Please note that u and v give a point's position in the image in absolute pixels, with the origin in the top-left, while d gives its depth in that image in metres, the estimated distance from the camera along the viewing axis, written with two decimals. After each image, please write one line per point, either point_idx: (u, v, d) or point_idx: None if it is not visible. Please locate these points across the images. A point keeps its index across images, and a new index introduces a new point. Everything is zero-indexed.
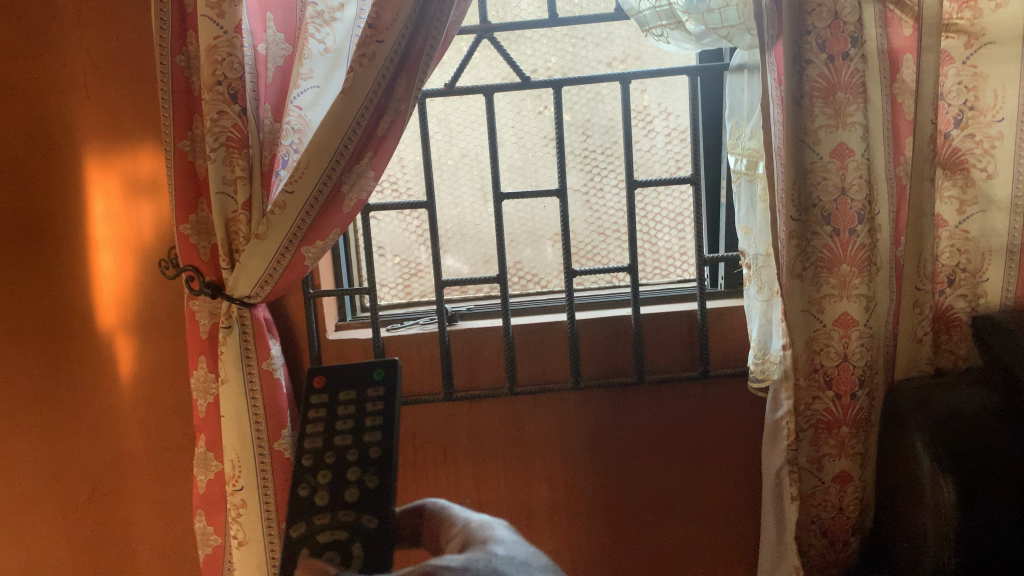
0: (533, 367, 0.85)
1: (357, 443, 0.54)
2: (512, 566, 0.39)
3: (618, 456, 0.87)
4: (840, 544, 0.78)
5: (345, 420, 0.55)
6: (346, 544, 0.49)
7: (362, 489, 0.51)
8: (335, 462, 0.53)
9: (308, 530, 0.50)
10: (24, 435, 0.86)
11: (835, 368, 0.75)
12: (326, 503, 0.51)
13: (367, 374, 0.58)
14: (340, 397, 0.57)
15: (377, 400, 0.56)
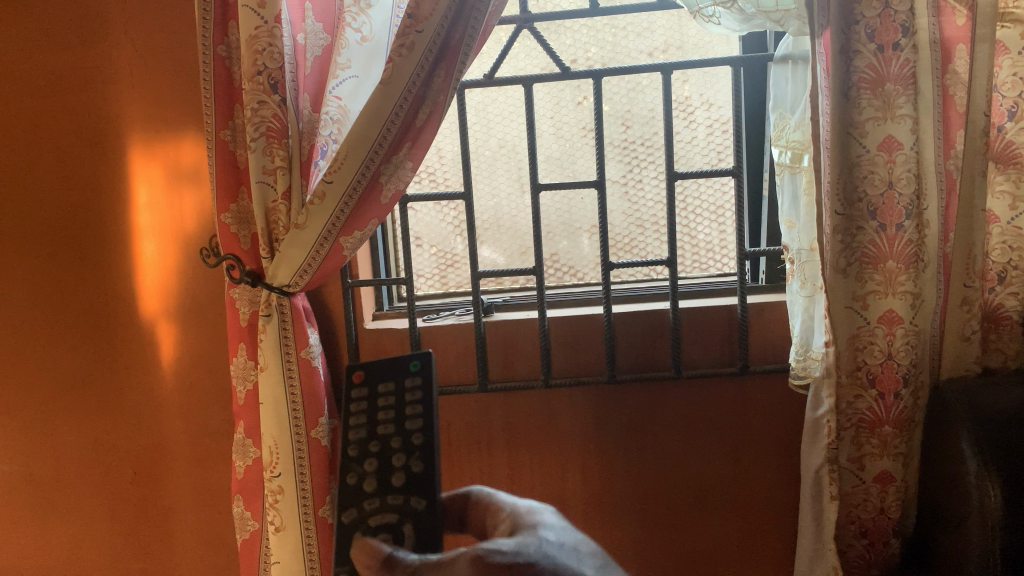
0: (569, 359, 0.85)
1: (399, 431, 0.54)
2: (562, 552, 0.44)
3: (653, 450, 0.86)
4: (879, 545, 0.77)
5: (387, 409, 0.56)
6: (398, 527, 0.49)
7: (408, 474, 0.52)
8: (380, 450, 0.54)
9: (361, 515, 0.51)
10: (68, 417, 0.88)
11: (879, 366, 0.73)
12: (375, 489, 0.52)
13: (403, 367, 0.58)
14: (380, 387, 0.57)
15: (416, 389, 0.56)
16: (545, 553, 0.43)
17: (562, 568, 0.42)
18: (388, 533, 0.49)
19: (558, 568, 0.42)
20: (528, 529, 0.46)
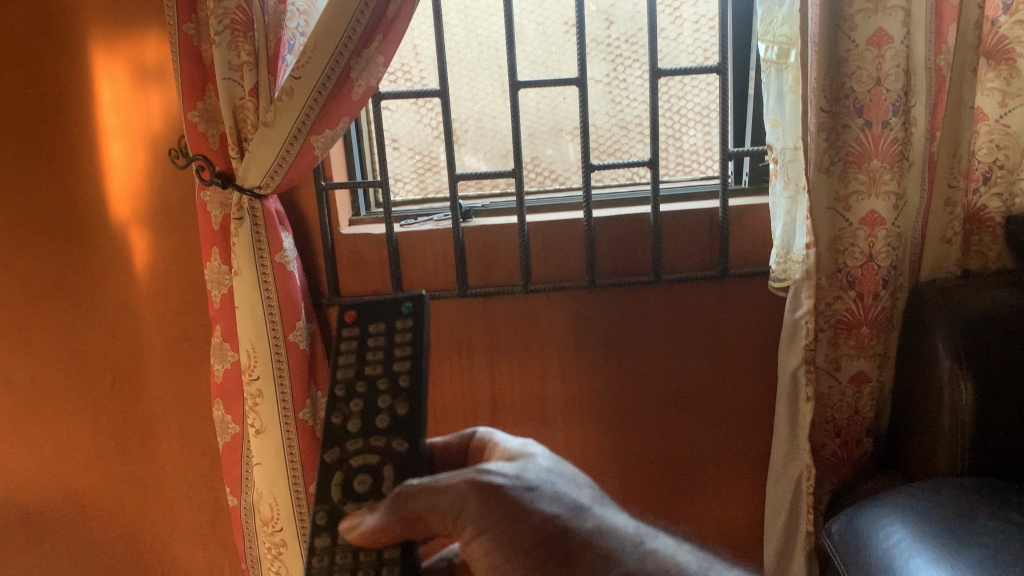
0: (548, 264, 0.83)
1: (386, 372, 0.52)
2: (560, 479, 0.46)
3: (632, 352, 0.86)
4: (853, 444, 0.79)
5: (377, 349, 0.53)
6: (380, 469, 0.48)
7: (393, 417, 0.50)
8: (367, 392, 0.51)
9: (343, 456, 0.49)
10: (44, 323, 0.87)
11: (859, 269, 0.73)
12: (359, 431, 0.50)
13: (394, 307, 0.55)
14: (370, 328, 0.54)
15: (406, 332, 0.54)
16: (545, 479, 0.45)
17: (560, 494, 0.44)
18: (368, 477, 0.48)
19: (557, 494, 0.44)
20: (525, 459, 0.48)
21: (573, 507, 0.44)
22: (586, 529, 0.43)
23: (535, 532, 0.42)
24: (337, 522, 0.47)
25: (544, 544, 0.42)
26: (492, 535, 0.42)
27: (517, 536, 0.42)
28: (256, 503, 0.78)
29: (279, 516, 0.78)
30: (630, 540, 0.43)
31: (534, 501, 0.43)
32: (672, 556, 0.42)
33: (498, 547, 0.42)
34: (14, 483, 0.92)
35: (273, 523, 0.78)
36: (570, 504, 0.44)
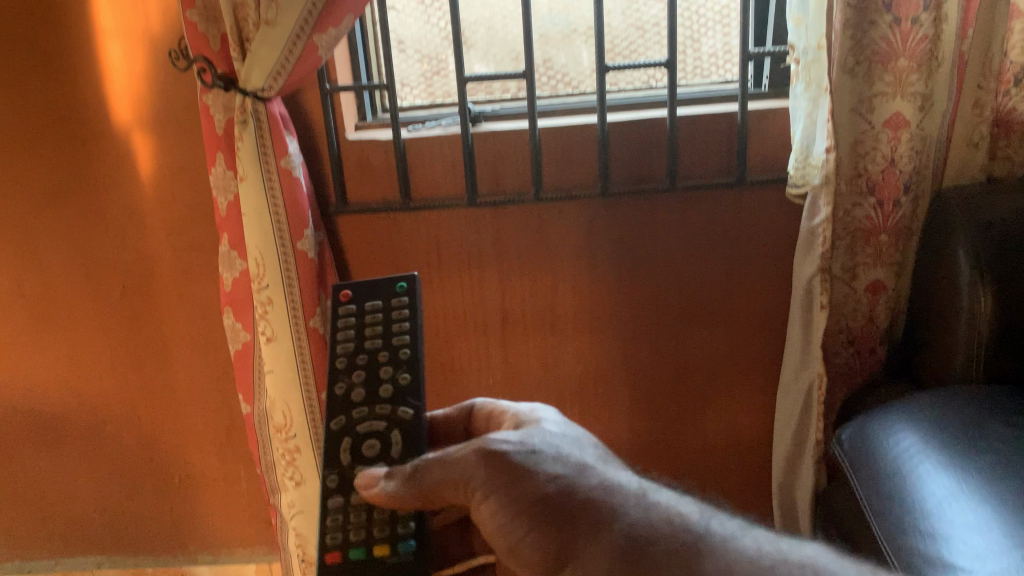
0: (561, 171, 0.81)
1: (386, 345, 0.52)
2: (565, 442, 0.47)
3: (646, 261, 0.85)
4: (866, 353, 0.78)
5: (374, 325, 0.53)
6: (387, 434, 0.49)
7: (396, 387, 0.51)
8: (368, 364, 0.51)
9: (350, 424, 0.50)
10: (48, 233, 0.85)
11: (881, 174, 0.71)
12: (363, 400, 0.50)
13: (388, 286, 0.55)
14: (367, 305, 0.54)
15: (403, 308, 0.54)
16: (549, 443, 0.46)
17: (565, 456, 0.45)
18: (377, 442, 0.49)
19: (561, 456, 0.45)
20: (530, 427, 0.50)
21: (577, 467, 0.44)
22: (590, 486, 0.43)
23: (540, 493, 0.43)
24: (348, 483, 0.48)
25: (549, 502, 0.43)
26: (499, 497, 0.43)
27: (523, 496, 0.43)
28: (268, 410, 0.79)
29: (292, 424, 0.78)
30: (632, 495, 0.43)
31: (539, 463, 0.44)
32: (672, 507, 0.43)
33: (504, 507, 0.43)
34: (26, 395, 0.91)
35: (285, 431, 0.78)
36: (574, 464, 0.45)
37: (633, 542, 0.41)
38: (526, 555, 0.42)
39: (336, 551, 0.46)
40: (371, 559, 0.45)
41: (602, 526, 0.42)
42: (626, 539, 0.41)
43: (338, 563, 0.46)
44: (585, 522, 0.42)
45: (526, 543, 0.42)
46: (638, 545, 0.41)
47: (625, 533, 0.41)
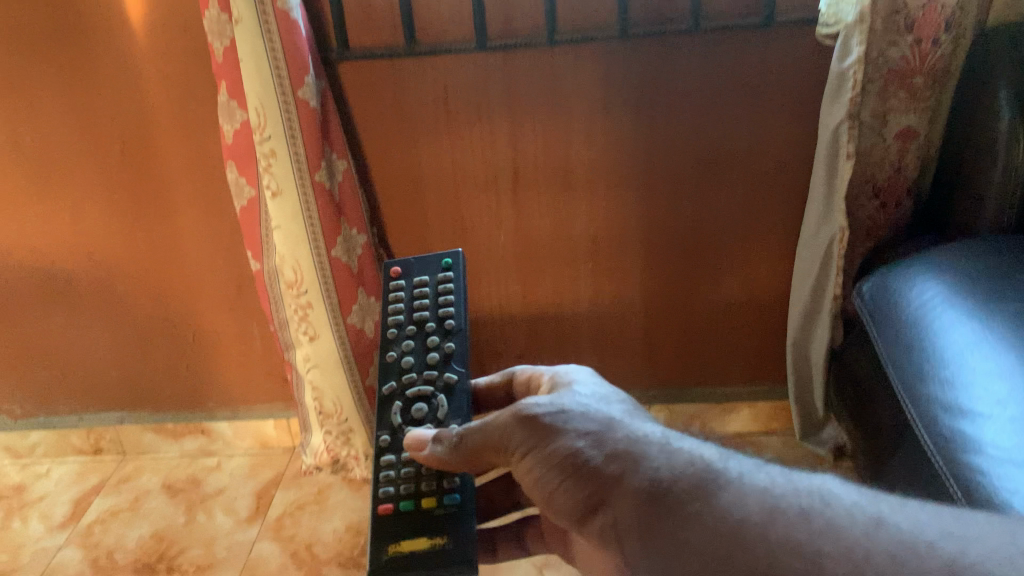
0: (577, 10, 0.75)
1: (432, 316, 0.53)
2: (598, 400, 0.42)
3: (667, 110, 0.80)
4: (892, 207, 0.75)
5: (422, 299, 0.54)
6: (433, 399, 0.49)
7: (442, 353, 0.51)
8: (415, 333, 0.52)
9: (398, 394, 0.50)
10: (40, 82, 0.79)
11: (921, 10, 0.65)
12: (412, 366, 0.51)
13: (436, 262, 0.57)
14: (416, 281, 0.55)
15: (448, 279, 0.55)
16: (581, 400, 0.41)
17: (596, 410, 0.40)
18: (424, 407, 0.49)
19: (591, 412, 0.40)
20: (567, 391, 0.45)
21: (606, 421, 0.39)
22: (618, 439, 0.38)
23: (567, 454, 0.38)
24: (399, 442, 0.49)
25: (574, 460, 0.38)
26: (531, 456, 0.40)
27: (553, 459, 0.39)
28: (278, 267, 0.78)
29: (302, 280, 0.78)
30: (661, 444, 0.37)
31: (568, 422, 0.40)
32: (700, 453, 0.36)
33: (538, 464, 0.40)
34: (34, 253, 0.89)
35: (297, 287, 0.78)
36: (604, 418, 0.39)
37: (652, 489, 0.35)
38: (562, 508, 0.39)
39: (387, 504, 0.46)
40: (418, 511, 0.45)
41: (622, 475, 0.36)
42: (644, 486, 0.35)
43: (388, 515, 0.45)
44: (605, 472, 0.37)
45: (560, 493, 0.39)
46: (655, 491, 0.35)
47: (645, 480, 0.36)
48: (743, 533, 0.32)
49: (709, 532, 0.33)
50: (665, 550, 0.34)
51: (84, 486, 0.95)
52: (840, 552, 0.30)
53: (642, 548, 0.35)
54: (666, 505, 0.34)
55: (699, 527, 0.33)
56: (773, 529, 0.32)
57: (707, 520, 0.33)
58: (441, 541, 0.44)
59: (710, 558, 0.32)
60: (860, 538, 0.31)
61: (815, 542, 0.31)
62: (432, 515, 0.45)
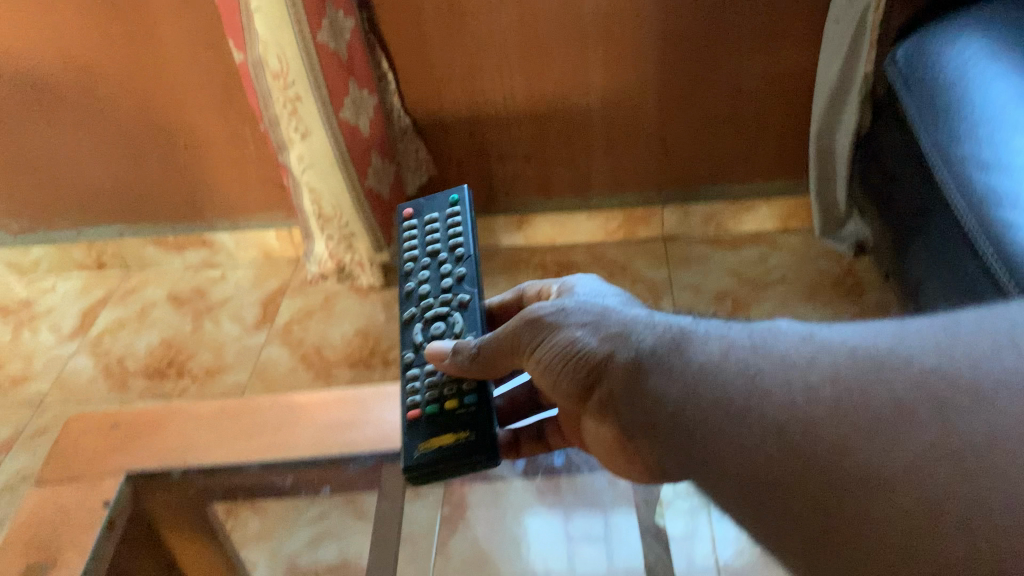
0: None
1: (442, 246, 0.45)
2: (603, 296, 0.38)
3: None
4: None
5: (431, 230, 0.47)
6: (450, 317, 0.42)
7: (454, 282, 0.43)
8: (425, 265, 0.45)
9: (419, 316, 0.43)
10: None
11: None
12: (426, 296, 0.44)
13: (442, 201, 0.48)
14: (424, 214, 0.48)
15: (456, 211, 0.47)
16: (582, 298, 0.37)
17: (597, 303, 0.36)
18: (443, 325, 0.42)
19: (592, 305, 0.36)
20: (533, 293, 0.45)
21: (608, 309, 0.35)
22: (626, 325, 0.34)
23: (574, 350, 0.34)
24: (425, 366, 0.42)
25: (582, 350, 0.34)
26: (540, 356, 0.36)
27: (563, 358, 0.35)
28: (263, 58, 0.71)
29: (288, 70, 0.71)
30: (668, 319, 0.33)
31: (570, 318, 0.35)
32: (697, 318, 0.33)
33: (545, 362, 0.35)
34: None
35: (284, 78, 0.72)
36: (607, 307, 0.36)
37: (650, 364, 0.31)
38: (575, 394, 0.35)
39: (416, 408, 0.39)
40: (441, 414, 0.38)
41: (620, 357, 0.32)
42: (641, 363, 0.32)
43: (418, 420, 0.39)
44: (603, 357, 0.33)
45: (572, 382, 0.35)
46: (646, 364, 0.31)
47: (639, 358, 0.32)
48: (742, 396, 0.28)
49: (709, 401, 0.29)
50: (670, 428, 0.29)
51: (89, 299, 0.94)
52: (843, 393, 0.26)
53: (647, 426, 0.30)
54: (665, 378, 0.30)
55: (697, 396, 0.29)
56: (769, 384, 0.28)
57: (705, 386, 0.29)
58: (468, 437, 0.37)
59: (718, 433, 0.28)
60: (859, 370, 0.27)
61: (814, 386, 0.27)
62: (462, 413, 0.38)
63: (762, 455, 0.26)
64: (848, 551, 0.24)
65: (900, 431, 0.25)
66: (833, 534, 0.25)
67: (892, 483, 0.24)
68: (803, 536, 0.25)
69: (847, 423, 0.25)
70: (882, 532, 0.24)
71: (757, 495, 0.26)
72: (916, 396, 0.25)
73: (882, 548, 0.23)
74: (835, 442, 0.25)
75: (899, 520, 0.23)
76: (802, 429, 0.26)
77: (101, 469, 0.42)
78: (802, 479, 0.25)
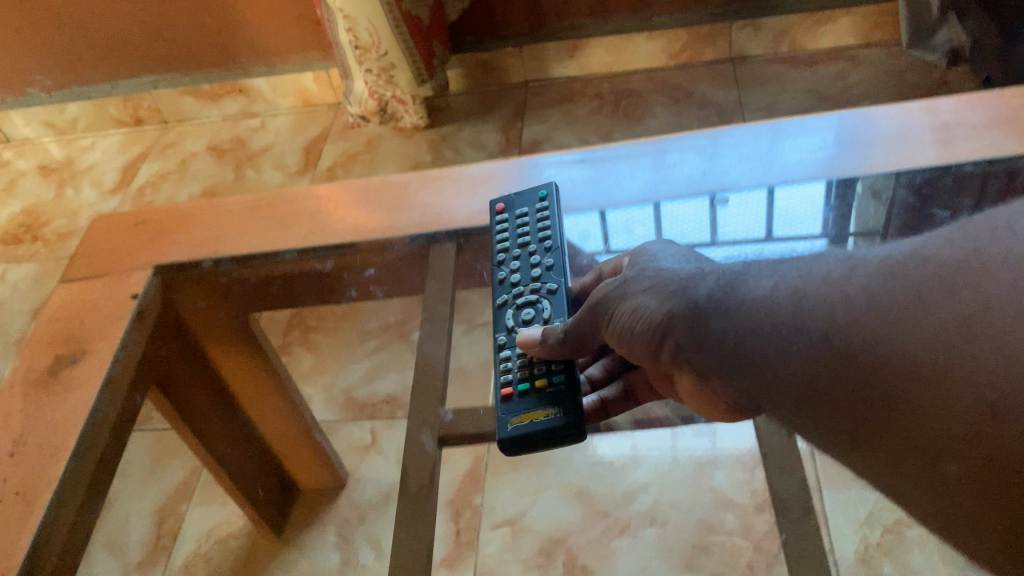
0: None
1: (532, 239, 0.35)
2: (680, 258, 0.31)
3: None
4: None
5: (522, 219, 0.36)
6: (540, 302, 0.33)
7: (542, 286, 0.33)
8: (518, 261, 0.35)
9: (510, 302, 0.34)
10: None
11: None
12: (518, 290, 0.34)
13: (532, 193, 0.37)
14: (516, 203, 0.37)
15: (548, 203, 0.36)
16: (647, 263, 0.32)
17: (664, 268, 0.30)
18: (533, 312, 0.33)
19: (660, 270, 0.30)
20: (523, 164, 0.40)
21: (675, 273, 0.29)
22: (696, 282, 0.28)
23: (640, 319, 0.28)
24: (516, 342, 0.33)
25: (648, 319, 0.28)
26: (613, 334, 0.30)
27: (632, 331, 0.29)
28: None
29: None
30: (740, 270, 0.27)
31: (631, 287, 0.29)
32: (777, 267, 0.27)
33: (622, 338, 0.29)
34: None
35: None
36: (677, 271, 0.29)
37: (692, 299, 0.27)
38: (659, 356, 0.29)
39: (503, 383, 0.31)
40: (531, 392, 0.31)
41: (665, 304, 0.27)
42: (684, 302, 0.27)
43: (505, 400, 0.31)
44: (655, 311, 0.28)
45: (648, 348, 0.28)
46: (705, 308, 0.26)
47: (681, 295, 0.27)
48: (783, 320, 0.24)
49: (754, 330, 0.25)
50: (728, 367, 0.26)
51: (130, 155, 0.92)
52: (884, 293, 0.22)
53: (707, 365, 0.26)
54: (710, 312, 0.26)
55: (741, 327, 0.25)
56: (809, 300, 0.24)
57: (749, 314, 0.25)
58: (558, 415, 0.30)
59: (773, 363, 0.24)
60: (899, 270, 0.23)
61: (852, 293, 0.23)
62: (553, 389, 0.30)
63: (819, 376, 0.23)
64: (932, 448, 0.20)
65: (955, 317, 0.21)
66: (912, 439, 0.21)
67: (953, 370, 0.20)
68: (887, 444, 0.22)
69: (891, 320, 0.21)
70: (961, 422, 0.20)
71: (825, 412, 0.23)
72: (963, 282, 0.21)
73: (962, 438, 0.20)
74: (885, 342, 0.21)
75: (970, 410, 0.20)
76: (849, 336, 0.22)
77: (131, 263, 0.39)
78: (863, 392, 0.22)
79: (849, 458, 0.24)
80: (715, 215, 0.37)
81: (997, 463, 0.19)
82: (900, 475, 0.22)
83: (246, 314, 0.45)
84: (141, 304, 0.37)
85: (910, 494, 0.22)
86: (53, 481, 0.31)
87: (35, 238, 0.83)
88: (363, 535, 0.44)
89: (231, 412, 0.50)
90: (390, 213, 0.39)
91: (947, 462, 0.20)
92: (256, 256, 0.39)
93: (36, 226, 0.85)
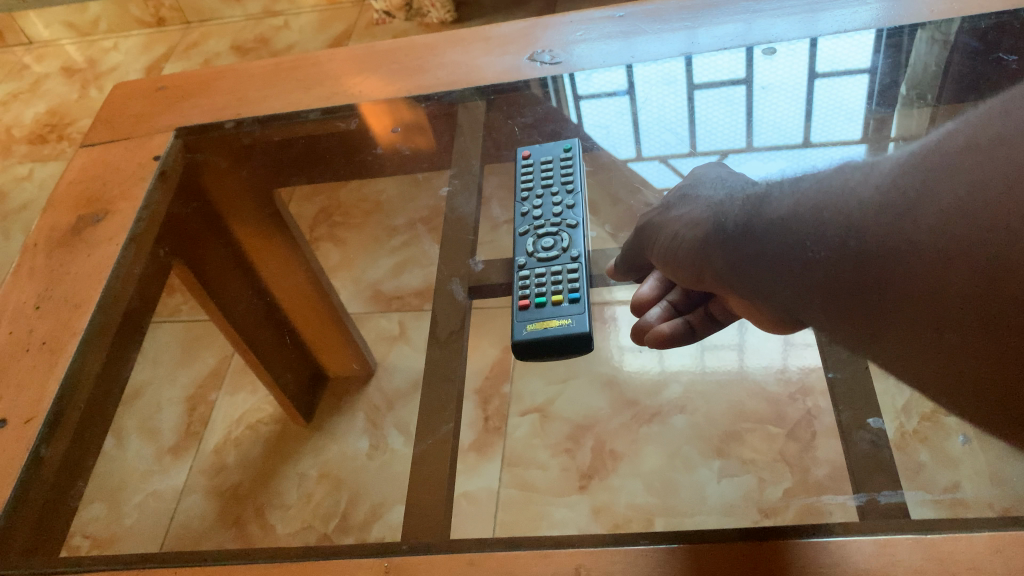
0: None
1: (556, 188, 0.42)
2: (717, 183, 0.39)
3: None
4: None
5: (548, 169, 0.42)
6: (559, 234, 0.40)
7: (562, 223, 0.40)
8: (543, 208, 0.41)
9: (532, 232, 0.40)
10: None
11: None
12: (542, 228, 0.40)
13: (554, 147, 0.44)
14: (543, 156, 0.43)
15: (570, 154, 0.43)
16: (686, 192, 0.40)
17: (699, 195, 0.39)
18: (553, 241, 0.39)
19: (693, 198, 0.39)
20: (556, 23, 0.48)
21: (709, 200, 0.37)
22: (720, 210, 0.36)
23: (682, 246, 0.37)
24: (538, 262, 0.39)
25: (681, 245, 0.37)
26: (660, 256, 0.39)
27: (678, 260, 0.37)
28: None
29: None
30: (756, 197, 0.35)
31: (670, 218, 0.39)
32: (793, 190, 0.34)
33: (664, 257, 0.39)
34: None
35: None
36: (713, 197, 0.38)
37: (727, 226, 0.34)
38: (684, 276, 0.38)
39: (522, 296, 0.37)
40: (545, 304, 0.37)
41: (697, 232, 0.36)
42: (719, 226, 0.35)
43: (522, 309, 0.37)
44: (689, 240, 0.36)
45: (682, 270, 0.37)
46: (735, 235, 0.34)
47: (713, 225, 0.35)
48: (806, 232, 0.30)
49: (785, 243, 0.31)
50: (764, 278, 0.32)
51: (153, 55, 0.98)
52: (894, 194, 0.28)
53: (746, 283, 0.34)
54: (745, 237, 0.33)
55: (769, 240, 0.32)
56: (829, 214, 0.30)
57: (783, 232, 0.32)
58: (570, 325, 0.37)
59: (803, 272, 0.30)
60: (909, 169, 0.29)
61: (864, 198, 0.29)
62: (565, 306, 0.37)
63: (841, 272, 0.29)
64: (939, 321, 0.27)
65: (950, 204, 0.26)
66: (916, 316, 0.27)
67: (950, 254, 0.26)
68: (899, 335, 0.28)
69: (899, 221, 0.27)
70: (955, 293, 0.26)
71: (850, 306, 0.29)
72: (963, 168, 0.27)
73: (957, 306, 0.26)
74: (894, 235, 0.27)
75: (981, 278, 0.25)
76: (862, 239, 0.28)
77: (150, 127, 0.48)
78: (873, 281, 0.28)
79: (866, 348, 0.30)
80: (750, 122, 0.43)
81: (993, 318, 0.25)
82: (914, 353, 0.28)
83: (281, 177, 0.48)
84: (163, 166, 0.46)
85: (924, 375, 0.29)
86: (76, 335, 0.39)
87: (61, 137, 0.89)
88: (394, 422, 0.41)
89: (242, 269, 0.47)
90: (414, 74, 0.47)
91: (948, 332, 0.27)
92: (278, 117, 0.47)
93: (60, 126, 0.91)
